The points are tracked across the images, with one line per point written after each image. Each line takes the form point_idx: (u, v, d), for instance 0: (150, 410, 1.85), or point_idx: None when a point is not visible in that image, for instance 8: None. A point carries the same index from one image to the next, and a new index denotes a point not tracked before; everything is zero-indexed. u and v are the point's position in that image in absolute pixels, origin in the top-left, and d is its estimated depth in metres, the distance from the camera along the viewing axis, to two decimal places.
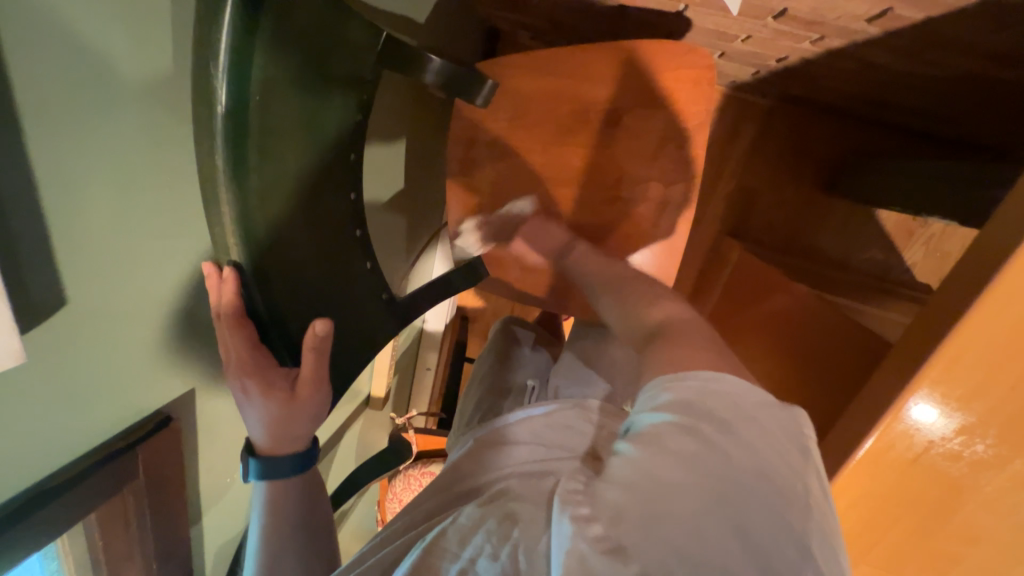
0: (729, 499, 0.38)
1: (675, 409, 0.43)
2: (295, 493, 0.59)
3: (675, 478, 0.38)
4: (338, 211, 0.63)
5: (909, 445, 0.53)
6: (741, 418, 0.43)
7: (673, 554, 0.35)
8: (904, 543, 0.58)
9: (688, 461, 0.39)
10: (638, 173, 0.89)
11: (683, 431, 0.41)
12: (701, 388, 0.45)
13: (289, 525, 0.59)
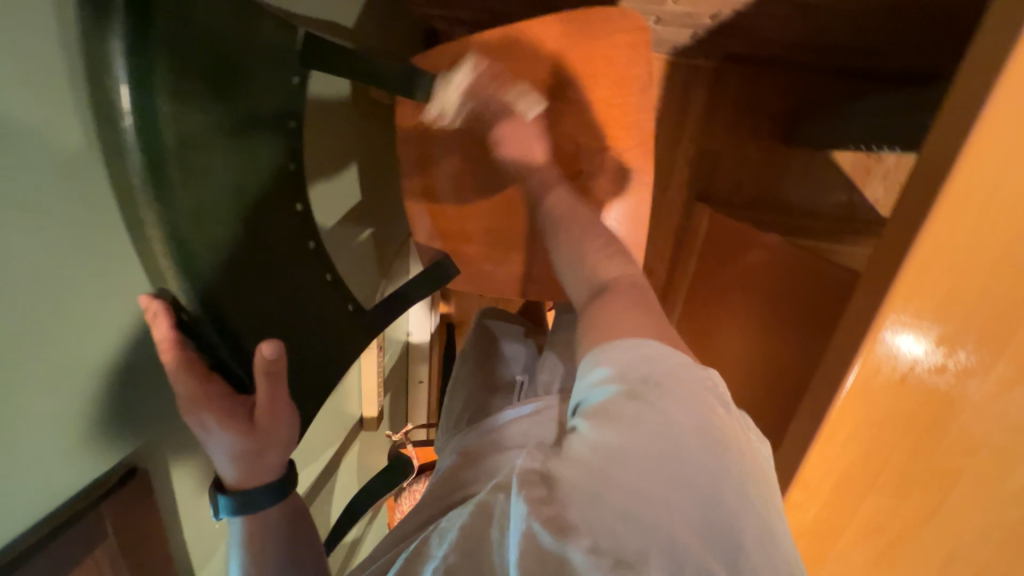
0: (671, 461, 0.42)
1: (617, 381, 0.48)
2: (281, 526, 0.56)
3: (620, 448, 0.43)
4: (286, 225, 0.60)
5: (894, 366, 0.53)
6: (675, 381, 0.48)
7: (623, 517, 0.39)
8: (908, 465, 0.57)
9: (631, 428, 0.44)
10: (593, 146, 0.88)
11: (625, 402, 0.46)
12: (639, 359, 0.49)
13: None
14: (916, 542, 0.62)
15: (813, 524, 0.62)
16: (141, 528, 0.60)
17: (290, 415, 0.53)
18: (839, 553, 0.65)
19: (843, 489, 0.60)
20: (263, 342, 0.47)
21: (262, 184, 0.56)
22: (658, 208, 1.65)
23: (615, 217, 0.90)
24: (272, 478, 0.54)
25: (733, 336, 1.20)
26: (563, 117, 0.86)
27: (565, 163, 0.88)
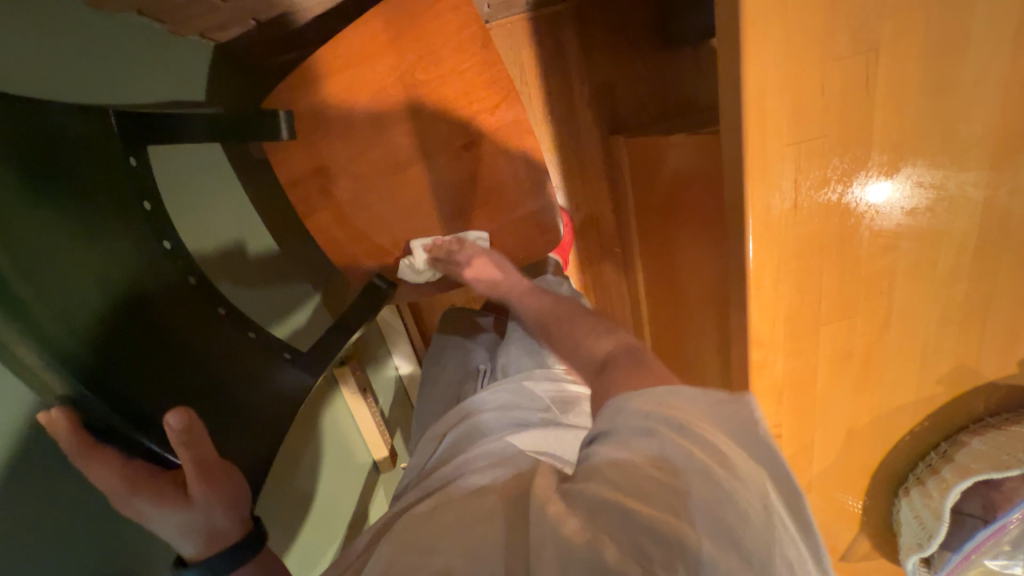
0: (686, 494, 0.46)
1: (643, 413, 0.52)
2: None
3: (643, 481, 0.48)
4: (179, 298, 0.64)
5: (782, 198, 0.53)
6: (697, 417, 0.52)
7: (644, 538, 0.45)
8: (841, 284, 0.58)
9: (652, 457, 0.49)
10: (466, 117, 0.88)
11: (642, 435, 0.51)
12: (666, 400, 0.53)
13: None
14: (886, 354, 0.63)
15: (786, 375, 0.63)
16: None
17: (222, 471, 0.54)
18: (824, 394, 0.65)
19: (796, 331, 0.60)
20: (168, 413, 0.48)
21: (143, 270, 0.60)
22: (580, 157, 1.66)
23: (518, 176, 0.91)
24: (235, 536, 0.55)
25: (684, 243, 1.21)
26: (424, 102, 0.86)
27: (448, 145, 0.89)
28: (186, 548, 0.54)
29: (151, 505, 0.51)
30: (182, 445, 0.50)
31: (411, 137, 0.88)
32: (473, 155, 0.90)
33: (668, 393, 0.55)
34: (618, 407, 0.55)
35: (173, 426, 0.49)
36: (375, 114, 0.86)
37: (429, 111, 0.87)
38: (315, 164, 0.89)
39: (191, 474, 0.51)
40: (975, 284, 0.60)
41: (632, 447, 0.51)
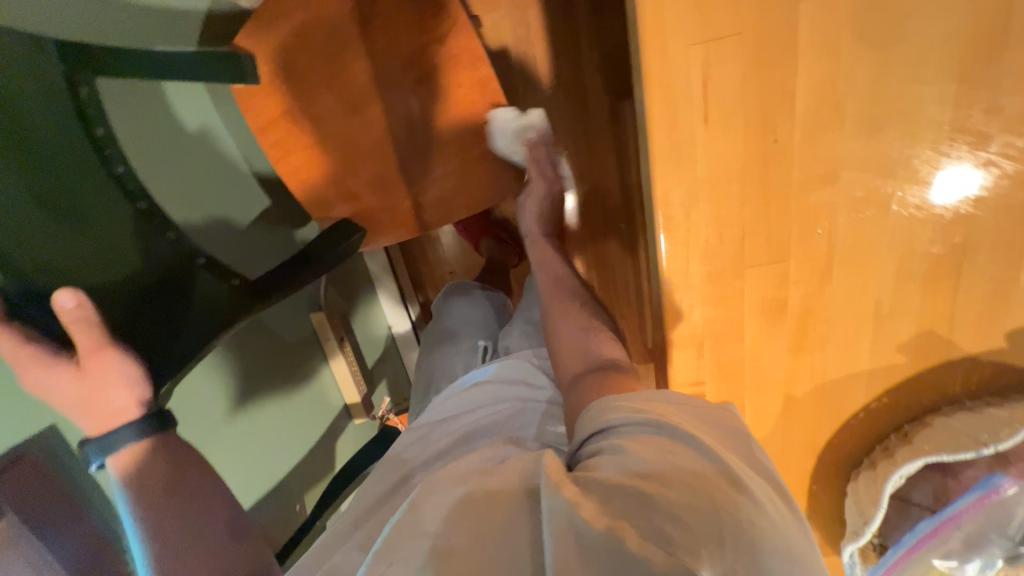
0: (703, 485, 0.44)
1: (646, 412, 0.52)
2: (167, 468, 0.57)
3: (653, 472, 0.45)
4: (118, 219, 0.65)
5: (689, 106, 0.50)
6: (693, 418, 0.52)
7: (665, 529, 0.41)
8: (765, 220, 0.53)
9: (663, 448, 0.48)
10: (424, 56, 0.88)
11: (646, 429, 0.51)
12: (655, 403, 0.54)
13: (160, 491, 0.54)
14: (828, 308, 0.56)
15: (706, 323, 0.58)
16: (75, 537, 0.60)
17: (117, 352, 0.59)
18: (754, 348, 0.59)
19: (717, 270, 0.56)
20: (57, 293, 0.55)
21: (76, 186, 0.62)
22: (585, 125, 1.58)
23: (479, 122, 0.92)
24: (134, 417, 0.57)
25: None
26: (383, 42, 0.87)
27: (408, 87, 0.90)
28: (87, 425, 0.56)
29: (46, 376, 0.55)
30: (75, 323, 0.56)
31: (374, 76, 0.89)
32: (433, 97, 0.90)
33: (654, 398, 0.55)
34: (607, 410, 0.55)
35: (66, 303, 0.56)
36: (335, 51, 0.87)
37: (387, 51, 0.88)
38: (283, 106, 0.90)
39: (87, 346, 0.57)
40: (930, 225, 0.52)
41: (632, 438, 0.50)
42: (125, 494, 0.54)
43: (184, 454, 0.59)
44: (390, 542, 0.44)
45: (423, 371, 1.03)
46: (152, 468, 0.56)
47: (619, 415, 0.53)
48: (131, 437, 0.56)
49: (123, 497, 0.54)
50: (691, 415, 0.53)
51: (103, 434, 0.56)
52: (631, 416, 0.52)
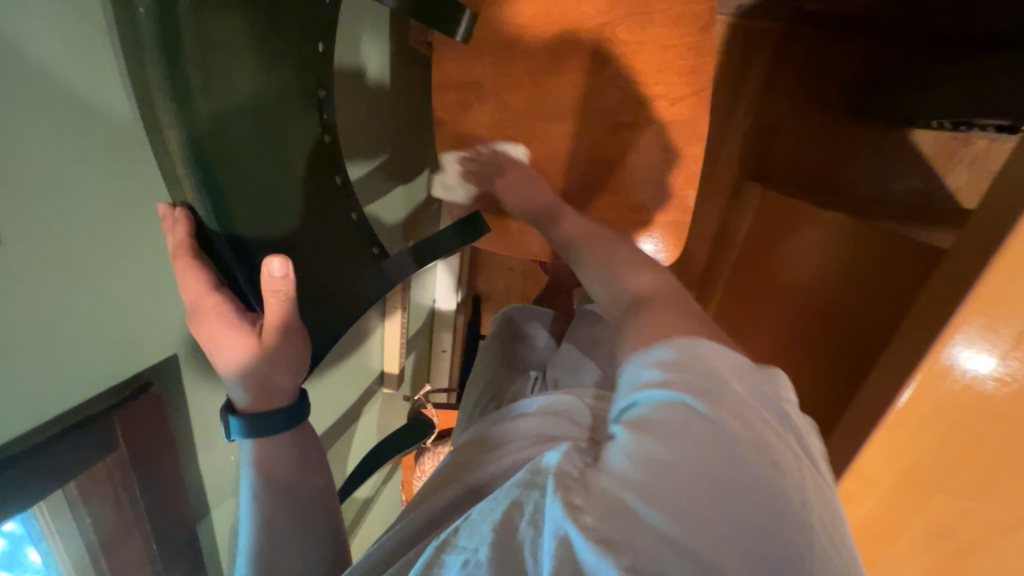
0: (720, 484, 0.33)
1: (670, 385, 0.39)
2: (291, 457, 0.52)
3: (660, 455, 0.35)
4: (311, 152, 0.59)
5: (989, 344, 0.44)
6: (723, 386, 0.39)
7: (667, 548, 0.31)
8: (995, 467, 0.49)
9: (681, 439, 0.35)
10: (640, 92, 0.80)
11: (670, 406, 0.38)
12: (681, 364, 0.41)
13: (281, 479, 0.51)
14: (992, 557, 0.54)
15: (866, 520, 0.55)
16: (166, 480, 0.57)
17: (296, 340, 0.48)
18: (889, 561, 0.57)
19: (908, 486, 0.52)
20: (269, 259, 0.42)
21: (286, 113, 0.55)
22: (704, 187, 1.54)
23: (662, 180, 0.84)
24: (281, 404, 0.51)
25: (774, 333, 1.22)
26: (606, 61, 0.79)
27: (608, 116, 0.82)
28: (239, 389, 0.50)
29: (227, 335, 0.46)
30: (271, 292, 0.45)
31: (580, 92, 0.81)
32: (629, 137, 0.82)
33: (681, 348, 0.43)
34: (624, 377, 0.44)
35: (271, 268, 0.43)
36: (554, 51, 0.80)
37: (607, 72, 0.79)
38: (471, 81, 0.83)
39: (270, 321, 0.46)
40: None
41: (644, 419, 0.38)
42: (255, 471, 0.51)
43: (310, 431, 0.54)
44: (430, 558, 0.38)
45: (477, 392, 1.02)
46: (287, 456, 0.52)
47: (634, 382, 0.42)
48: (271, 428, 0.50)
49: (250, 472, 0.51)
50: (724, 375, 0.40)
51: (255, 412, 0.50)
52: (647, 385, 0.40)
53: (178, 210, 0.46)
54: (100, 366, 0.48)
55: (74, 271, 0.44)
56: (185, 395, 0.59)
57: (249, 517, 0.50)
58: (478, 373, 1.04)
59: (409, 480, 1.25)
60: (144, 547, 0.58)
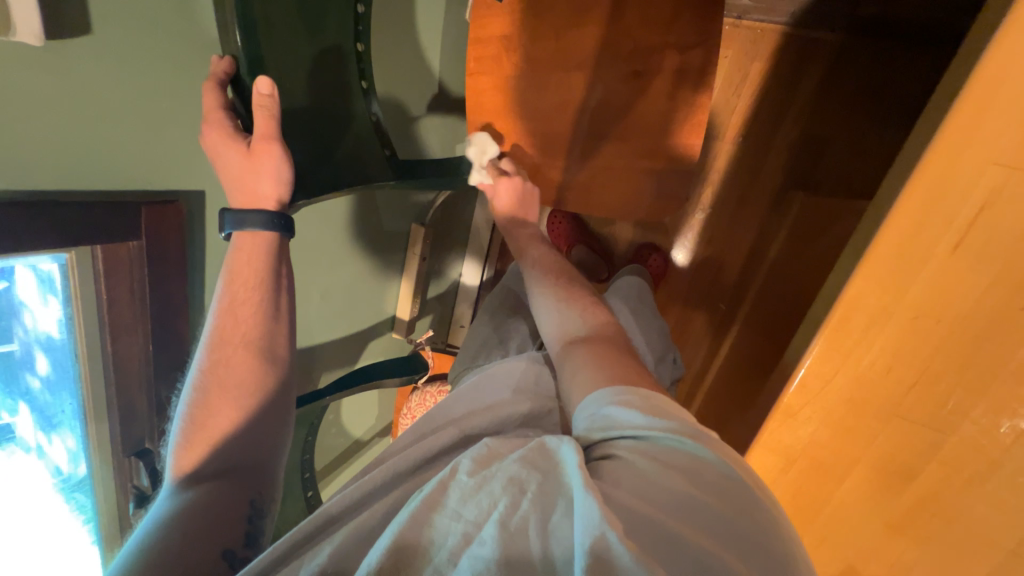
0: (732, 516, 0.39)
1: (665, 426, 0.46)
2: (258, 285, 0.61)
3: (670, 484, 0.41)
4: (343, 53, 0.71)
5: (947, 228, 0.41)
6: (708, 433, 0.46)
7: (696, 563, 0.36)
8: (957, 379, 0.44)
9: (689, 476, 0.42)
10: (653, 46, 0.85)
11: (672, 445, 0.45)
12: (660, 410, 0.48)
13: (252, 285, 0.60)
14: (959, 500, 0.47)
15: (815, 444, 0.50)
16: (171, 294, 0.66)
17: (281, 151, 0.58)
18: (845, 496, 0.51)
19: (860, 404, 0.48)
20: (259, 77, 0.55)
21: (328, 9, 0.66)
22: (744, 193, 1.44)
23: (667, 131, 0.87)
24: (269, 209, 0.61)
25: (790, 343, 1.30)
26: (625, 16, 0.86)
27: (622, 66, 0.87)
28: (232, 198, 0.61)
29: (225, 144, 0.57)
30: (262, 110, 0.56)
31: (597, 44, 0.88)
32: (639, 86, 0.87)
33: (662, 403, 0.50)
34: (604, 413, 0.49)
35: (262, 90, 0.56)
36: (578, 9, 0.88)
37: (624, 25, 0.86)
38: (501, 30, 0.91)
39: (262, 131, 0.57)
40: None
41: (651, 454, 0.44)
42: (228, 281, 0.60)
43: (285, 264, 0.63)
44: (423, 513, 0.43)
45: (480, 328, 1.06)
46: (260, 288, 0.61)
47: (620, 418, 0.48)
48: (259, 224, 0.60)
49: (223, 281, 0.60)
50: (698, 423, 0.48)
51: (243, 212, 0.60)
52: (635, 423, 0.47)
53: (225, 58, 0.56)
54: (142, 171, 0.59)
55: (139, 84, 0.55)
56: (204, 231, 0.68)
57: (208, 330, 0.60)
58: (487, 311, 1.09)
59: (398, 419, 1.30)
60: (145, 346, 0.67)
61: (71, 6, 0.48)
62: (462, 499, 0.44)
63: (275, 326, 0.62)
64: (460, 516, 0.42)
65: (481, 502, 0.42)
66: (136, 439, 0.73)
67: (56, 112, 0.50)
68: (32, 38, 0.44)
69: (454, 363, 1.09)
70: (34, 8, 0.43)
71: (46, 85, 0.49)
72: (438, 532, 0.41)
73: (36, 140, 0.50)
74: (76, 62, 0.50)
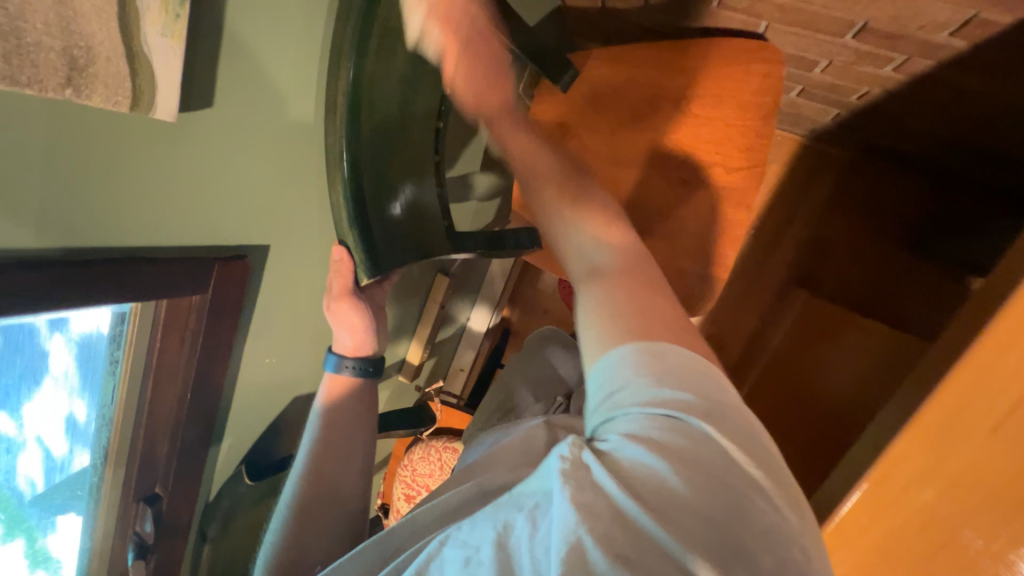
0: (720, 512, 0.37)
1: (666, 408, 0.42)
2: (351, 395, 0.69)
3: (667, 474, 0.38)
4: (423, 131, 0.74)
5: (988, 414, 0.46)
6: (716, 410, 0.42)
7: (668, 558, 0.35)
8: (987, 550, 0.48)
9: (685, 462, 0.39)
10: (704, 158, 0.92)
11: (672, 427, 0.41)
12: (666, 381, 0.44)
13: (349, 404, 0.69)
14: None
15: None
16: (220, 344, 0.66)
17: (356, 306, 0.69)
18: None
19: (893, 555, 0.51)
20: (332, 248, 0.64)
21: (420, 93, 0.70)
22: (750, 283, 1.51)
23: (706, 237, 0.92)
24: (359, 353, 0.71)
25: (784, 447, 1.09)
26: (681, 127, 0.92)
27: (670, 170, 0.93)
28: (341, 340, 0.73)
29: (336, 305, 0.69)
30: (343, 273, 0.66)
31: (649, 147, 0.94)
32: (685, 193, 0.93)
33: (671, 370, 0.45)
34: (615, 389, 0.45)
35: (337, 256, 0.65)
36: (637, 112, 0.94)
37: (679, 135, 0.92)
38: (561, 119, 0.97)
39: (343, 292, 0.68)
40: None
41: (650, 433, 0.40)
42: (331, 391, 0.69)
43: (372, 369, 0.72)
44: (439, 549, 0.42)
45: (500, 396, 1.07)
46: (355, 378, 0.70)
47: (629, 399, 0.43)
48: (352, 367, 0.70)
49: (324, 394, 0.69)
50: (709, 390, 0.44)
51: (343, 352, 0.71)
52: (643, 402, 0.42)
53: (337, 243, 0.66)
54: (221, 228, 0.60)
55: (240, 151, 0.58)
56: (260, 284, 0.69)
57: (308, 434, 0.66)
58: (507, 378, 1.10)
59: (394, 467, 1.27)
60: (182, 394, 0.66)
61: (201, 85, 0.51)
62: (471, 528, 0.42)
63: (358, 430, 0.68)
64: (466, 543, 0.41)
65: (483, 528, 0.41)
66: (148, 483, 0.71)
67: (160, 175, 0.51)
68: (168, 117, 0.46)
69: (469, 426, 1.09)
70: (177, 93, 0.46)
71: (162, 150, 0.50)
72: (446, 563, 0.41)
73: (135, 199, 0.51)
74: (192, 130, 0.52)
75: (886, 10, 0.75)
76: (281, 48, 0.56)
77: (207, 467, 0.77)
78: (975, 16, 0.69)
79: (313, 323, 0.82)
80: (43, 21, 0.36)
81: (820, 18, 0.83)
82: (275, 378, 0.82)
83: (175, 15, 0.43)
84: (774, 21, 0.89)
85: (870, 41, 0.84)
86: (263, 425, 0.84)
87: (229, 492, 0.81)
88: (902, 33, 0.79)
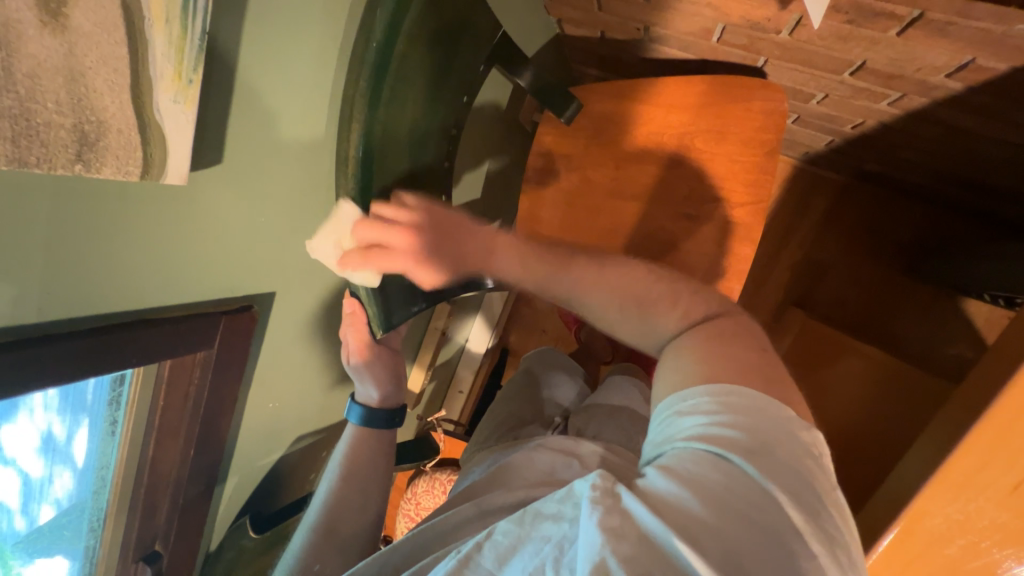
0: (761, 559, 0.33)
1: (713, 439, 0.39)
2: (369, 443, 0.68)
3: (702, 502, 0.35)
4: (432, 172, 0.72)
5: (1008, 470, 0.46)
6: (772, 451, 0.38)
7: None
8: None
9: (724, 498, 0.35)
10: (707, 192, 0.92)
11: (716, 460, 0.37)
12: (722, 409, 0.41)
13: (368, 452, 0.67)
14: None
15: None
16: (225, 398, 0.64)
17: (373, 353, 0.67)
18: None
19: None
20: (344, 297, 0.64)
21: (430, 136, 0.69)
22: (747, 304, 1.52)
23: (711, 269, 0.93)
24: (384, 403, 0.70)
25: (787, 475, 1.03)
26: (684, 161, 0.93)
27: (674, 204, 0.94)
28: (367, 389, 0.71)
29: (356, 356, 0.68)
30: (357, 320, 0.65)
31: (652, 180, 0.94)
32: (689, 226, 0.93)
33: (727, 400, 0.41)
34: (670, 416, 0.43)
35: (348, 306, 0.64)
36: (640, 146, 0.94)
37: (683, 169, 0.93)
38: (564, 152, 0.97)
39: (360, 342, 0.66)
40: None
41: (691, 463, 0.38)
42: (354, 440, 0.67)
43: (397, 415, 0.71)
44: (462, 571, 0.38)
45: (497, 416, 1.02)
46: (374, 429, 0.69)
47: (676, 429, 0.41)
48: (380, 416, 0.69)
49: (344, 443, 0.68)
50: (776, 429, 0.39)
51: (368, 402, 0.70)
52: (690, 429, 0.40)
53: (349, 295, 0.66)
54: (227, 282, 0.59)
55: (248, 205, 0.56)
56: (266, 333, 0.67)
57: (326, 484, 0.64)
58: (503, 398, 1.05)
59: (398, 498, 1.24)
60: (184, 450, 0.64)
61: (211, 144, 0.50)
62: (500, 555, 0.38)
63: (377, 480, 0.66)
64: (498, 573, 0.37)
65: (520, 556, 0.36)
66: (148, 541, 0.68)
67: (166, 236, 0.50)
68: (178, 181, 0.45)
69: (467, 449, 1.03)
70: (187, 157, 0.45)
71: (169, 210, 0.49)
72: None
73: (141, 261, 0.49)
74: (200, 189, 0.51)
75: (885, 53, 0.76)
76: (289, 102, 0.55)
77: (209, 519, 0.75)
78: (971, 62, 0.71)
79: (317, 365, 0.80)
80: (55, 100, 0.36)
81: (818, 58, 0.85)
82: (278, 423, 0.80)
83: (188, 80, 0.43)
84: (772, 58, 0.91)
85: (867, 79, 0.86)
86: (265, 471, 0.81)
87: (230, 544, 0.79)
88: (899, 73, 0.80)
